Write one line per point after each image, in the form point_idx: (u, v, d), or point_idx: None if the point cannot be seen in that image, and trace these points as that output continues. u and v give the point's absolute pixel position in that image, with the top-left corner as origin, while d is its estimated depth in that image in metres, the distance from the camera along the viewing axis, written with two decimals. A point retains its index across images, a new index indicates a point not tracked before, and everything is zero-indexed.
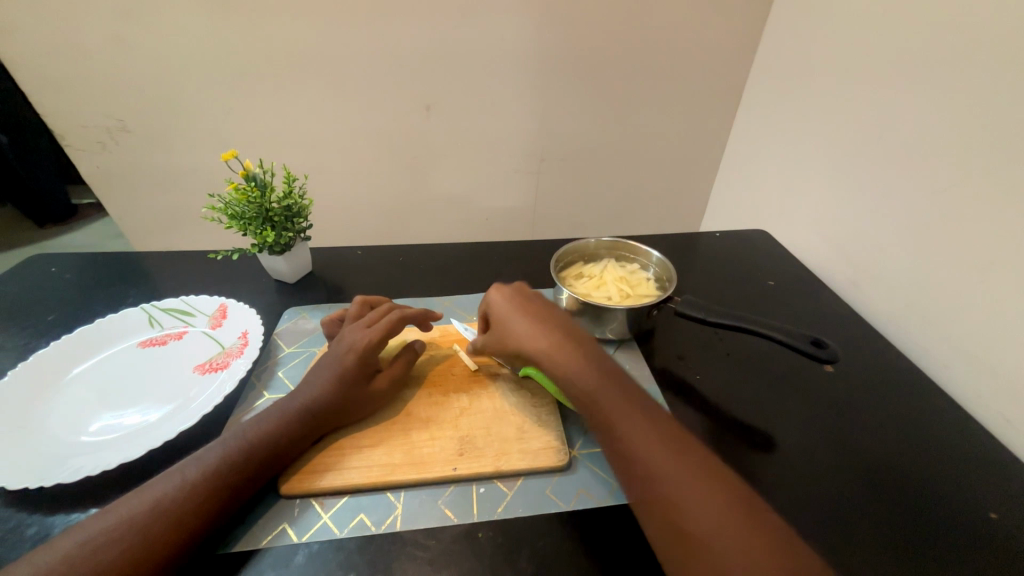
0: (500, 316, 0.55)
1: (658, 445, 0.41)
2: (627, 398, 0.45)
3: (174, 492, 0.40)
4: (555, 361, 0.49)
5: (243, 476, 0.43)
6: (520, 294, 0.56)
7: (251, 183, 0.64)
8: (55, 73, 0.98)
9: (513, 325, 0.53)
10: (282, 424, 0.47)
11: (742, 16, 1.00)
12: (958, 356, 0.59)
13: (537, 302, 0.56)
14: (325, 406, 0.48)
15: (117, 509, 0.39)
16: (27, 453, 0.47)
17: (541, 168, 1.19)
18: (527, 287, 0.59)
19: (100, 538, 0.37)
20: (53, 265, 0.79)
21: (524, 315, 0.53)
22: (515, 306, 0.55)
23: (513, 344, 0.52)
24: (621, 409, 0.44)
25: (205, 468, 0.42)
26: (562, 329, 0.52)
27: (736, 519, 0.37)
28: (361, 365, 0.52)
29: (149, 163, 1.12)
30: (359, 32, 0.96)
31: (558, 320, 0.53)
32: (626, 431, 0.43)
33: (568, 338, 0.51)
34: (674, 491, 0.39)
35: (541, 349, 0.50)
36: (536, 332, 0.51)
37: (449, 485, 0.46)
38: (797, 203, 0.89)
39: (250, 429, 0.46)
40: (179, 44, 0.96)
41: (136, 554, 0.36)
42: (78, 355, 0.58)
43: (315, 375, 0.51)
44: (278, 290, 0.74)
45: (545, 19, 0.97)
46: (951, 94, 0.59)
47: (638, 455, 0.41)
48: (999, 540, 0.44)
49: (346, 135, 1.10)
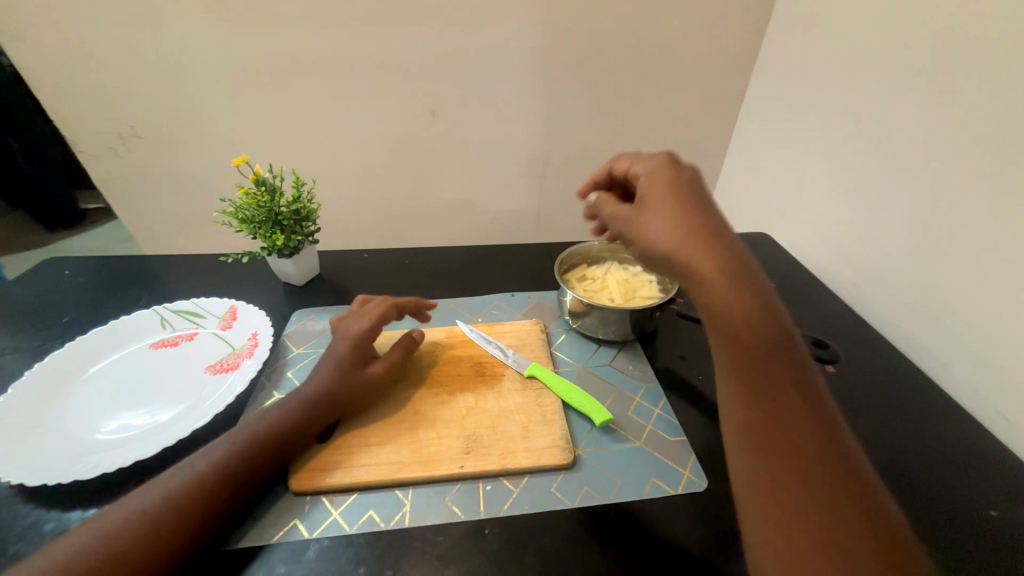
0: (645, 206, 0.44)
1: (790, 397, 0.36)
2: (773, 337, 0.37)
3: (183, 485, 0.41)
4: (697, 272, 0.40)
5: (254, 469, 0.44)
6: (681, 184, 0.44)
7: (261, 187, 0.66)
8: (71, 82, 1.00)
9: (659, 220, 0.42)
10: (289, 417, 0.48)
11: (743, 22, 1.01)
12: (959, 357, 0.60)
13: (698, 197, 0.44)
14: (324, 395, 0.50)
15: (128, 504, 0.40)
16: (45, 449, 0.48)
17: (545, 172, 1.21)
18: (698, 179, 0.46)
19: (112, 530, 0.38)
20: (67, 269, 0.80)
21: (668, 207, 0.43)
22: (666, 200, 0.43)
23: (649, 236, 0.43)
24: (759, 346, 0.37)
25: (215, 462, 0.43)
26: (723, 239, 0.41)
27: (846, 503, 0.32)
28: (358, 354, 0.54)
29: (159, 168, 1.14)
30: (366, 40, 0.98)
31: (719, 225, 0.42)
32: (757, 369, 0.37)
33: (726, 248, 0.40)
34: (786, 447, 0.34)
35: (688, 251, 0.40)
36: (683, 231, 0.41)
37: (456, 482, 0.47)
38: (798, 206, 0.90)
39: (260, 423, 0.47)
40: (190, 51, 0.98)
41: (149, 546, 0.37)
42: (92, 356, 0.59)
43: (318, 369, 0.53)
44: (287, 293, 0.75)
45: (550, 27, 0.99)
46: (948, 100, 0.60)
47: (763, 397, 0.36)
48: (1000, 537, 0.45)
49: (353, 141, 1.12)
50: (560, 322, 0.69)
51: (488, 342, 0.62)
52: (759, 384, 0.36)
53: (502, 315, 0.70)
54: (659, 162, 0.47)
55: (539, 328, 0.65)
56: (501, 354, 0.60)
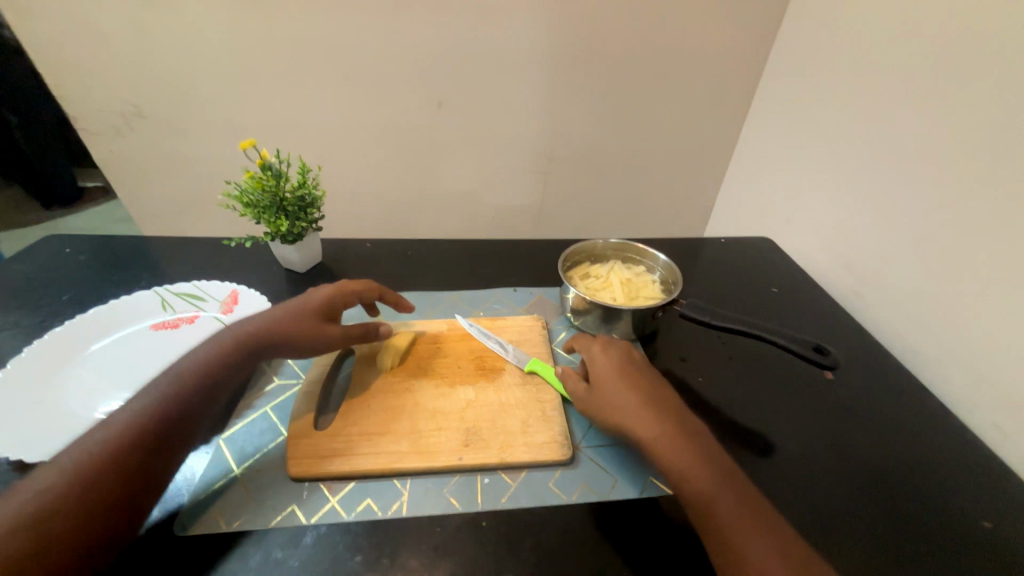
0: (598, 381, 0.50)
1: (767, 547, 0.37)
2: (735, 489, 0.41)
3: (112, 436, 0.40)
4: (653, 443, 0.44)
5: (188, 414, 0.45)
6: (624, 357, 0.52)
7: (266, 172, 0.65)
8: (75, 57, 0.99)
9: (612, 395, 0.48)
10: (220, 356, 0.49)
11: (756, 25, 1.00)
12: (957, 368, 0.60)
13: (640, 370, 0.51)
14: (273, 332, 0.52)
15: (56, 465, 0.38)
16: (45, 426, 0.48)
17: (551, 168, 1.20)
18: (635, 352, 0.54)
19: (46, 491, 0.37)
20: (66, 247, 0.80)
21: (619, 383, 0.49)
22: (615, 374, 0.50)
23: (608, 411, 0.48)
24: (723, 502, 0.40)
25: (141, 412, 0.43)
26: (669, 410, 0.47)
27: None
28: (326, 304, 0.56)
29: (162, 149, 1.13)
30: (376, 27, 0.97)
31: (664, 396, 0.48)
32: (730, 529, 0.38)
33: (674, 418, 0.46)
34: None
35: (641, 426, 0.45)
36: (635, 404, 0.47)
37: (455, 474, 0.47)
38: (802, 213, 0.90)
39: (182, 366, 0.47)
40: (197, 31, 0.96)
41: (92, 497, 0.37)
42: (92, 335, 0.59)
43: (272, 310, 0.55)
44: (289, 279, 0.75)
45: (561, 21, 0.98)
46: (956, 111, 0.60)
47: (745, 555, 0.37)
48: (991, 546, 0.45)
49: (359, 129, 1.11)
50: (561, 319, 0.69)
51: (490, 337, 0.62)
52: (739, 541, 0.38)
53: (503, 309, 0.70)
54: (599, 338, 0.55)
55: (541, 324, 0.65)
56: (502, 349, 0.60)
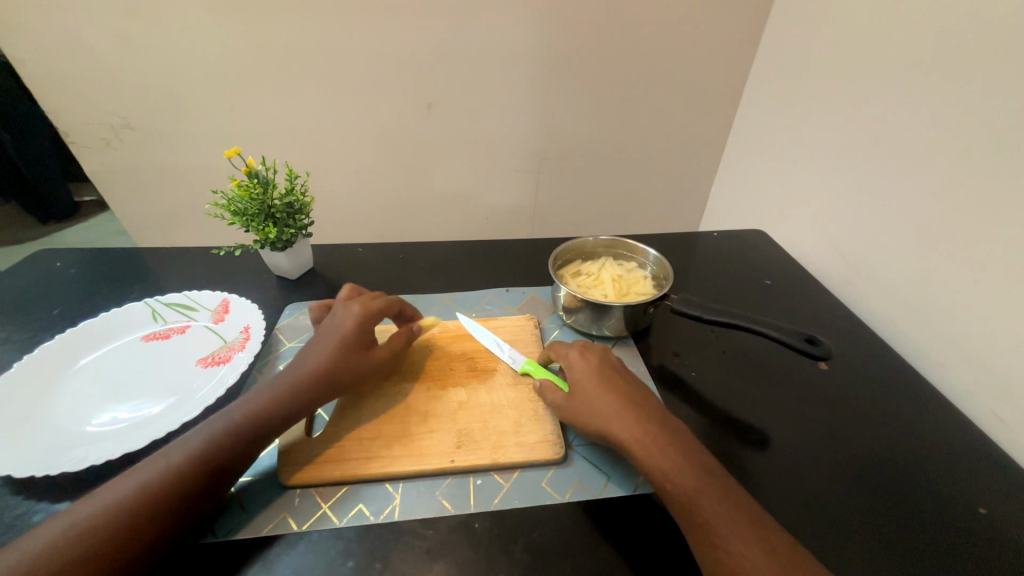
0: (580, 387, 0.50)
1: (752, 544, 0.37)
2: (717, 486, 0.40)
3: (159, 473, 0.40)
4: (633, 445, 0.44)
5: (227, 462, 0.43)
6: (604, 362, 0.52)
7: (253, 179, 0.64)
8: (63, 72, 0.99)
9: (593, 399, 0.48)
10: (274, 402, 0.47)
11: (744, 17, 1.00)
12: (952, 355, 0.60)
13: (621, 374, 0.51)
14: (323, 371, 0.50)
15: (97, 497, 0.39)
16: (33, 441, 0.47)
17: (542, 167, 1.20)
18: (614, 355, 0.54)
19: (86, 520, 0.37)
20: (58, 262, 0.79)
21: (598, 387, 0.49)
22: (594, 378, 0.50)
23: (590, 415, 0.47)
24: (704, 500, 0.39)
25: (191, 450, 0.42)
26: (650, 411, 0.46)
27: None
28: (361, 336, 0.54)
29: (152, 160, 1.13)
30: (362, 32, 0.97)
31: (646, 398, 0.48)
32: (713, 527, 0.38)
33: (653, 418, 0.46)
34: None
35: (621, 428, 0.45)
36: (616, 407, 0.47)
37: (446, 477, 0.47)
38: (794, 203, 0.90)
39: (236, 414, 0.46)
40: (183, 41, 0.96)
41: (130, 526, 0.37)
42: (83, 350, 0.59)
43: (309, 348, 0.53)
44: (280, 286, 0.75)
45: (548, 19, 0.98)
46: (946, 98, 0.60)
47: (730, 552, 0.37)
48: (990, 532, 0.45)
49: (349, 134, 1.11)
50: (553, 317, 0.69)
51: (481, 338, 0.62)
52: (725, 539, 0.37)
53: (495, 310, 0.70)
54: (579, 341, 0.55)
55: (532, 323, 0.65)
56: (493, 350, 0.60)
